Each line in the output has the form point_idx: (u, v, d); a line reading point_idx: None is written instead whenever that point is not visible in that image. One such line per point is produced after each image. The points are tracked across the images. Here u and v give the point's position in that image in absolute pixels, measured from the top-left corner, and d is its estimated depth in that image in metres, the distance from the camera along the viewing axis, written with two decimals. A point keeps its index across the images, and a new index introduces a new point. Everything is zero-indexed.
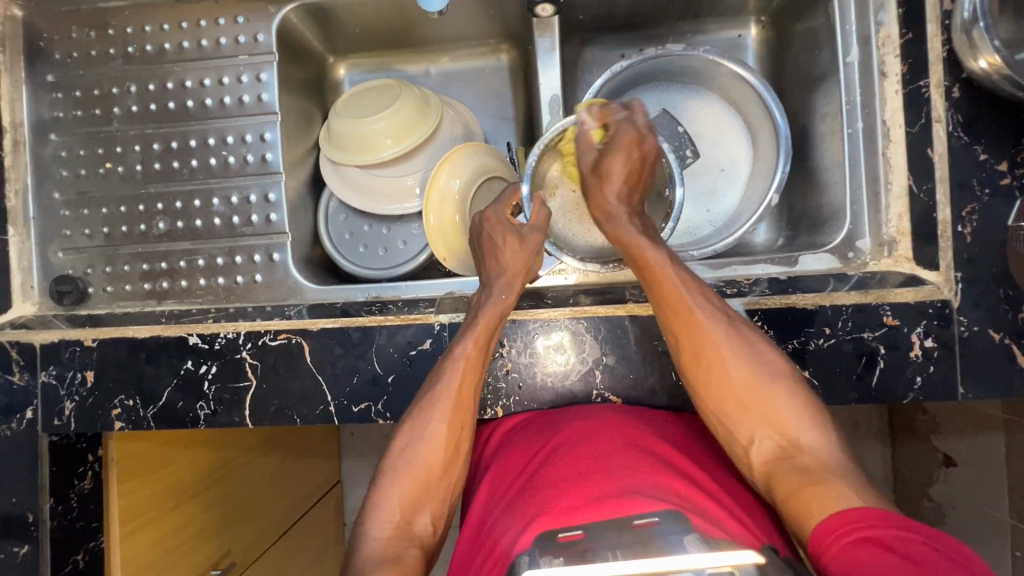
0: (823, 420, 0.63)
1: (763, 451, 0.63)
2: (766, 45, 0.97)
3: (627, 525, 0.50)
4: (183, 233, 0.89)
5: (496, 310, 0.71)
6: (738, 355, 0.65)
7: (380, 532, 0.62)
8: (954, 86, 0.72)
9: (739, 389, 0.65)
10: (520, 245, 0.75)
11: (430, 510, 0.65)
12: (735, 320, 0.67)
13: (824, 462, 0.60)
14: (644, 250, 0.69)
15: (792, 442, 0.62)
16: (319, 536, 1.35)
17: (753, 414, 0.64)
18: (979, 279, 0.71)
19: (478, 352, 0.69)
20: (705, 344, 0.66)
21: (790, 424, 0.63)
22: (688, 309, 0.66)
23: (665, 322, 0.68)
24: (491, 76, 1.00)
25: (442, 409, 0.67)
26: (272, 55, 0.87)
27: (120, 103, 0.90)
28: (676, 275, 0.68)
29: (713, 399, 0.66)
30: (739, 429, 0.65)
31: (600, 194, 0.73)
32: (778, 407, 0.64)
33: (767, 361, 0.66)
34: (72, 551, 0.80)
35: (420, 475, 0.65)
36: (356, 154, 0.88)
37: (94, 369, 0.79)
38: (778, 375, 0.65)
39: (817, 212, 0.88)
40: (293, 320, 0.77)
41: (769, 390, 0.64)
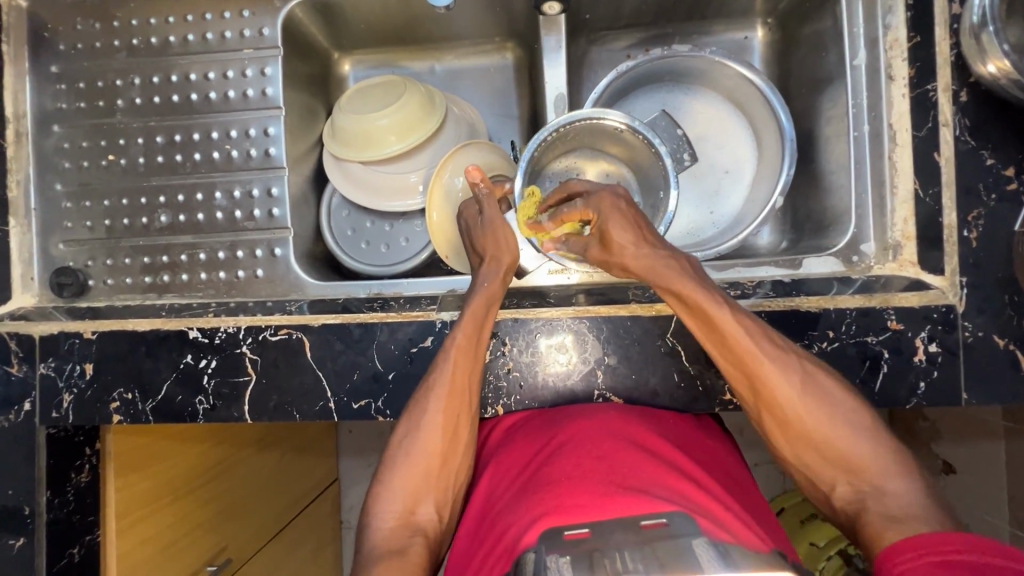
0: (906, 463, 0.59)
1: (844, 497, 0.60)
2: (772, 47, 0.97)
3: (634, 525, 0.50)
4: (186, 226, 0.89)
5: (484, 298, 0.71)
6: (814, 405, 0.61)
7: (385, 523, 0.62)
8: (961, 90, 0.72)
9: (815, 438, 0.61)
10: (494, 234, 0.75)
11: (433, 500, 0.64)
12: (807, 366, 0.63)
13: (907, 508, 0.56)
14: (703, 301, 0.63)
15: (874, 488, 0.58)
16: (315, 534, 1.34)
17: (831, 462, 0.61)
18: (984, 284, 0.71)
19: (470, 342, 0.68)
20: (773, 392, 0.62)
21: (870, 470, 0.59)
22: (754, 360, 0.62)
23: (736, 372, 0.64)
24: (496, 74, 1.00)
25: (437, 398, 0.66)
26: (277, 49, 0.87)
27: (124, 95, 0.89)
28: (743, 326, 0.62)
29: (789, 446, 0.63)
30: (817, 475, 0.62)
31: (624, 261, 0.68)
32: (857, 453, 0.60)
33: (837, 404, 0.62)
34: (68, 545, 0.79)
35: (421, 465, 0.65)
36: (360, 150, 0.88)
37: (93, 362, 0.78)
38: (853, 418, 0.61)
39: (822, 215, 0.87)
40: (294, 315, 0.77)
41: (848, 438, 0.60)
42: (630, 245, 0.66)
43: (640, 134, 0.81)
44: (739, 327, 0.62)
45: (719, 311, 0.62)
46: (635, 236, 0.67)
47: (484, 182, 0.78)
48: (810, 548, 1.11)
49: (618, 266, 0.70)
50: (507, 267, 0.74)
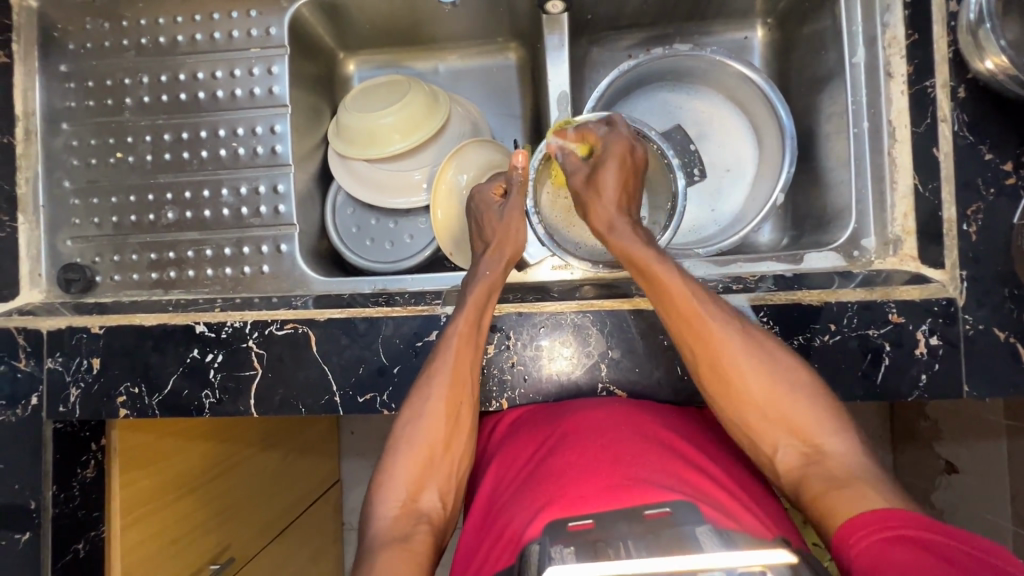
0: (841, 424, 0.62)
1: (787, 460, 0.62)
2: (772, 47, 0.98)
3: (638, 515, 0.50)
4: (192, 223, 0.89)
5: (484, 286, 0.72)
6: (757, 366, 0.64)
7: (388, 511, 0.62)
8: (959, 86, 0.73)
9: (757, 398, 0.64)
10: (502, 220, 0.78)
11: (437, 487, 0.65)
12: (751, 330, 0.66)
13: (845, 465, 0.59)
14: (651, 264, 0.67)
15: (814, 447, 0.61)
16: (317, 534, 1.34)
17: (773, 422, 0.63)
18: (985, 278, 0.71)
19: (471, 329, 0.69)
20: (718, 354, 0.65)
21: (809, 429, 0.62)
22: (699, 320, 0.65)
23: (683, 336, 0.66)
24: (499, 74, 1.01)
25: (438, 387, 0.67)
26: (284, 48, 0.88)
27: (132, 93, 0.90)
28: (689, 289, 0.66)
29: (734, 408, 0.65)
30: (763, 438, 0.64)
31: (597, 210, 0.73)
32: (798, 414, 0.63)
33: (780, 368, 0.64)
34: (72, 541, 0.80)
35: (424, 452, 0.65)
36: (364, 147, 0.89)
37: (100, 357, 0.79)
38: (793, 380, 0.64)
39: (823, 212, 0.88)
40: (300, 310, 0.78)
41: (788, 398, 0.63)
42: (613, 216, 0.72)
43: (658, 148, 0.81)
44: (689, 290, 0.66)
45: (669, 276, 0.66)
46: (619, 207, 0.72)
47: (523, 167, 0.80)
48: (814, 547, 1.11)
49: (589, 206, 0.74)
50: (509, 259, 0.77)
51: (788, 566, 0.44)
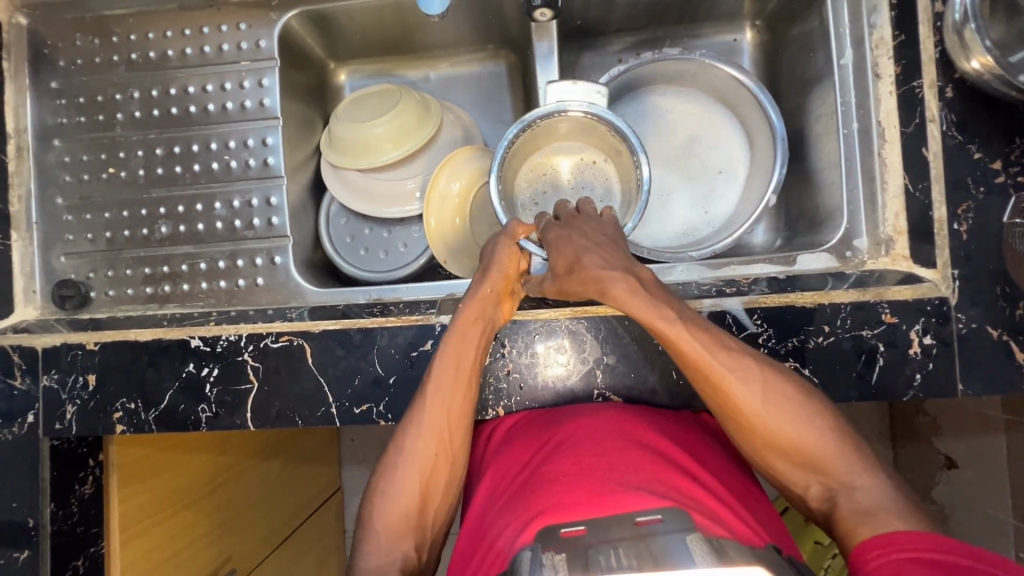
0: (869, 460, 0.60)
1: (817, 496, 0.61)
2: (761, 49, 0.98)
3: (630, 521, 0.50)
4: (186, 237, 0.89)
5: (460, 334, 0.69)
6: (777, 411, 0.61)
7: (370, 565, 0.62)
8: (947, 86, 0.73)
9: (782, 443, 0.61)
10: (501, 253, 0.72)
11: (416, 535, 0.64)
12: (768, 372, 0.63)
13: (878, 499, 0.57)
14: (659, 319, 0.62)
15: (842, 484, 0.60)
16: (317, 545, 1.33)
17: (800, 464, 0.61)
18: (976, 276, 0.71)
19: (461, 379, 0.68)
20: (737, 403, 0.62)
21: (835, 467, 0.60)
22: (713, 369, 0.61)
23: (699, 384, 0.63)
24: (490, 80, 1.01)
25: (414, 444, 0.66)
26: (274, 60, 0.88)
27: (124, 108, 0.90)
28: (698, 339, 0.62)
29: (757, 452, 0.63)
30: (788, 478, 0.62)
31: (586, 277, 0.65)
32: (820, 454, 0.60)
33: (798, 407, 0.61)
34: (71, 557, 0.80)
35: (403, 507, 0.64)
36: (356, 157, 0.89)
37: (96, 373, 0.79)
38: (815, 423, 0.61)
39: (814, 212, 0.89)
40: (295, 322, 0.78)
41: (812, 441, 0.60)
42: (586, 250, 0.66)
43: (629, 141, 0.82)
44: (698, 341, 0.62)
45: (675, 329, 0.61)
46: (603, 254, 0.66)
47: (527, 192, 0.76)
48: (815, 546, 1.11)
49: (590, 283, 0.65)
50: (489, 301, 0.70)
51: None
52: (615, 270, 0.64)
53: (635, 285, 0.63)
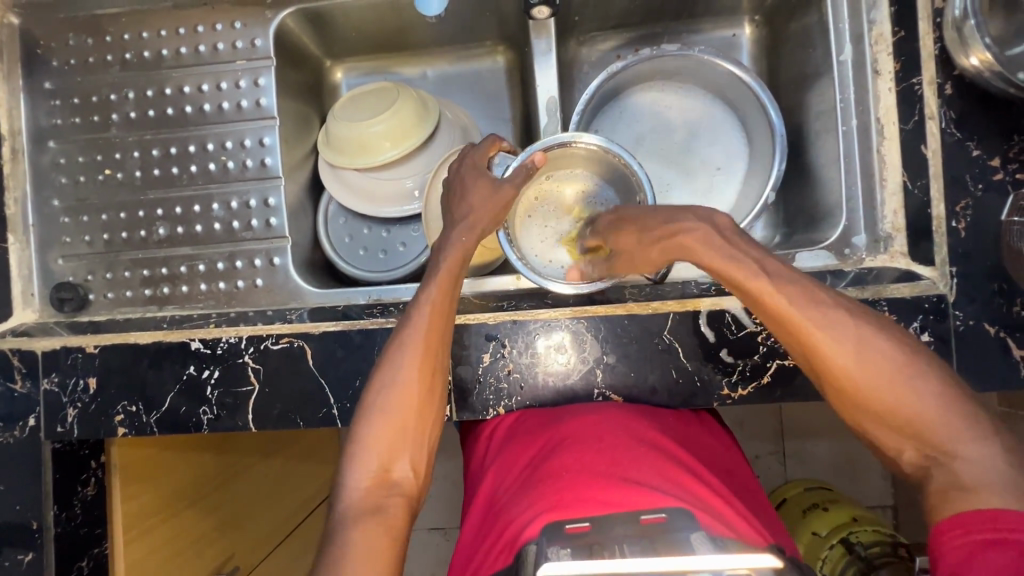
0: (984, 429, 0.54)
1: (913, 461, 0.56)
2: (760, 44, 0.98)
3: (634, 519, 0.50)
4: (184, 238, 0.89)
5: (458, 253, 0.70)
6: (874, 369, 0.56)
7: (360, 482, 0.59)
8: (946, 83, 0.73)
9: (882, 405, 0.56)
10: (492, 192, 0.73)
11: (409, 456, 0.61)
12: (869, 327, 0.58)
13: (982, 475, 0.52)
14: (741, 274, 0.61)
15: (944, 453, 0.54)
16: (317, 541, 1.34)
17: (900, 430, 0.56)
18: (974, 273, 0.72)
19: (450, 288, 0.67)
20: (829, 361, 0.58)
21: (943, 437, 0.54)
22: (802, 325, 0.58)
23: (787, 339, 0.60)
24: (488, 77, 1.01)
25: (411, 355, 0.63)
26: (270, 59, 0.87)
27: (119, 109, 0.89)
28: (783, 293, 0.59)
29: (850, 413, 0.59)
30: (885, 443, 0.58)
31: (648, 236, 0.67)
32: (927, 421, 0.55)
33: (900, 368, 0.56)
34: (76, 558, 0.81)
35: (397, 419, 0.61)
36: (354, 156, 0.89)
37: (96, 376, 0.79)
38: (921, 385, 0.55)
39: (813, 209, 0.89)
40: (295, 323, 0.78)
41: (918, 406, 0.55)
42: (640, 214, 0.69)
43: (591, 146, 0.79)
44: (780, 300, 0.59)
45: (758, 283, 0.60)
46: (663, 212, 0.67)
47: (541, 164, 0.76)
48: (812, 537, 1.12)
49: (651, 241, 0.67)
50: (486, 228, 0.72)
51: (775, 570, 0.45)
52: (696, 220, 0.65)
53: (714, 232, 0.63)
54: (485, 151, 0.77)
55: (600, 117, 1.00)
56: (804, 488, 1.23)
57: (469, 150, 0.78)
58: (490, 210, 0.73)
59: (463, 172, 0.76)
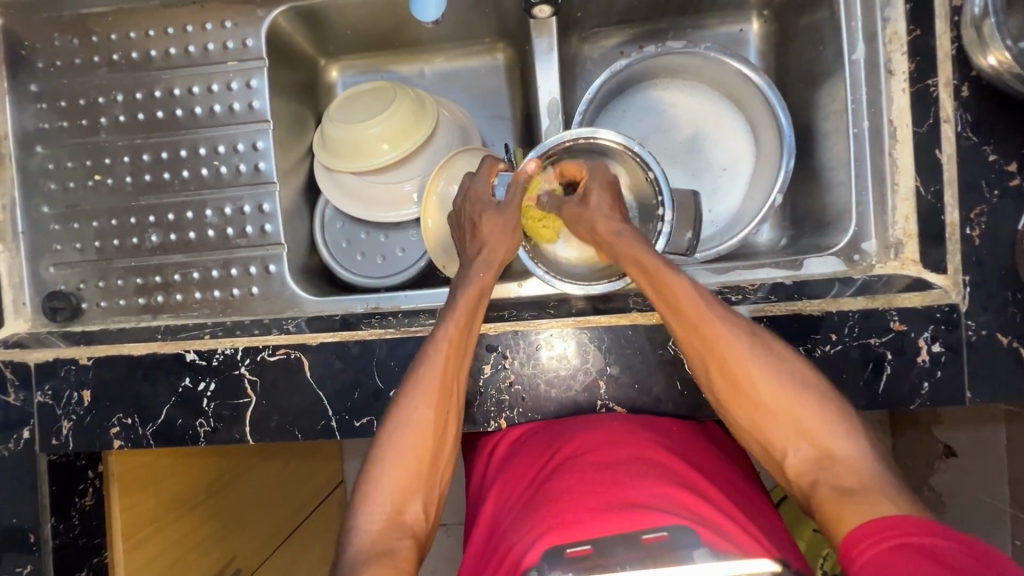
0: (852, 428, 0.59)
1: (797, 461, 0.59)
2: (768, 40, 0.95)
3: (636, 540, 0.49)
4: (177, 245, 0.87)
5: (475, 289, 0.69)
6: (765, 366, 0.61)
7: (371, 524, 0.59)
8: (963, 84, 0.70)
9: (768, 400, 0.60)
10: (504, 224, 0.73)
11: (421, 499, 0.61)
12: (758, 331, 0.63)
13: (856, 469, 0.56)
14: (655, 271, 0.64)
15: (822, 449, 0.58)
16: (318, 541, 1.34)
17: (786, 426, 0.59)
18: (987, 282, 0.70)
19: (466, 326, 0.67)
20: (728, 357, 0.61)
21: (819, 433, 0.58)
22: (706, 322, 0.62)
23: (687, 336, 0.63)
24: (488, 75, 0.98)
25: (427, 395, 0.63)
26: (262, 60, 0.85)
27: (107, 112, 0.87)
28: (691, 290, 0.63)
29: (741, 409, 0.62)
30: (772, 441, 0.60)
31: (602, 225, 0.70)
32: (806, 416, 0.59)
33: (787, 369, 0.61)
34: (75, 569, 0.80)
35: (412, 461, 0.62)
36: (350, 160, 0.86)
37: (90, 389, 0.77)
38: (801, 384, 0.61)
39: (821, 212, 0.86)
40: (293, 334, 0.76)
41: (800, 404, 0.59)
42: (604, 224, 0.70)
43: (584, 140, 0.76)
44: (685, 295, 0.63)
45: (674, 279, 0.63)
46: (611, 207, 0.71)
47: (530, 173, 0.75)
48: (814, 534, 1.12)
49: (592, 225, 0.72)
50: (502, 261, 0.72)
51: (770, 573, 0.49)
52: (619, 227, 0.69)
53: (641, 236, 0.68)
54: (485, 179, 0.75)
55: (603, 116, 0.97)
56: None
57: (468, 181, 0.76)
58: (505, 243, 0.72)
59: (467, 204, 0.74)
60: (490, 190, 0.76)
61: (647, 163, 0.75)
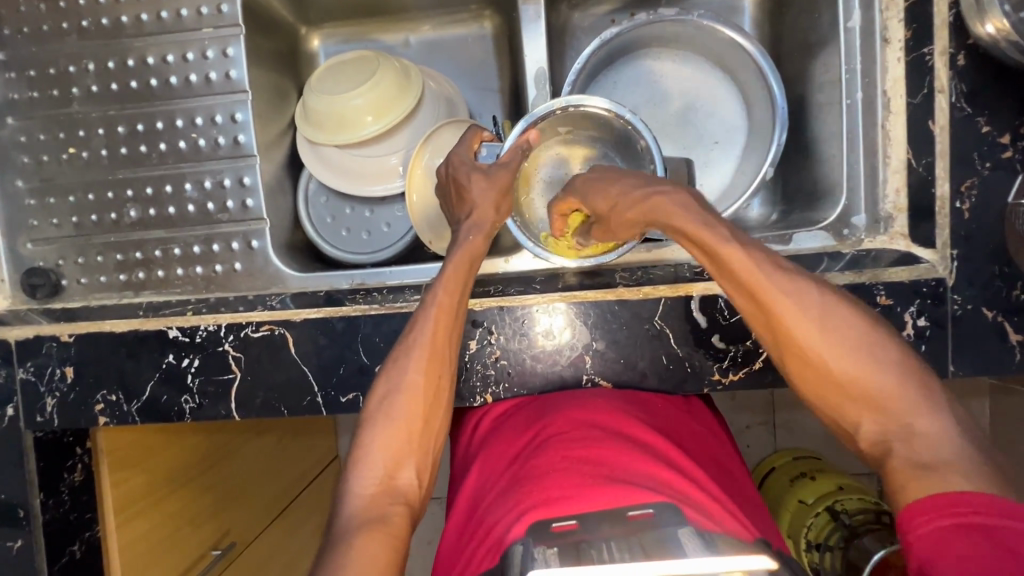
0: (937, 402, 0.52)
1: (869, 436, 0.53)
2: (763, 7, 0.92)
3: (620, 516, 0.49)
4: (157, 221, 0.85)
5: (467, 253, 0.66)
6: (836, 336, 0.54)
7: (364, 489, 0.57)
8: (959, 53, 0.69)
9: (840, 372, 0.54)
10: (493, 187, 0.69)
11: (415, 464, 0.59)
12: (828, 295, 0.56)
13: (938, 450, 0.50)
14: (708, 238, 0.58)
15: (904, 427, 0.52)
16: (312, 514, 1.35)
17: (862, 400, 0.53)
18: (975, 257, 0.69)
19: (458, 292, 0.64)
20: (794, 326, 0.55)
21: (900, 409, 0.52)
22: (767, 290, 0.56)
23: (747, 306, 0.58)
24: (474, 44, 0.95)
25: (418, 360, 0.62)
26: (239, 27, 0.82)
27: (79, 82, 0.84)
28: (750, 257, 0.57)
29: (810, 382, 0.56)
30: (845, 417, 0.54)
31: (616, 216, 0.64)
32: (885, 390, 0.53)
33: (863, 337, 0.54)
34: (68, 542, 0.81)
35: (404, 427, 0.60)
36: (333, 132, 0.84)
37: (73, 366, 0.77)
38: (880, 352, 0.54)
39: (812, 185, 0.85)
40: (277, 310, 0.75)
41: (878, 375, 0.53)
42: (619, 193, 0.63)
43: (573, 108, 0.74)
44: (742, 263, 0.57)
45: (727, 248, 0.57)
46: (632, 182, 0.63)
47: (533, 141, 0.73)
48: (799, 505, 1.15)
49: (616, 220, 0.65)
50: (495, 225, 0.69)
51: (768, 571, 0.44)
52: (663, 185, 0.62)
53: (689, 199, 0.61)
54: (468, 146, 0.73)
55: (593, 87, 0.95)
56: (791, 457, 1.23)
57: (453, 148, 0.74)
58: (495, 204, 0.69)
59: (451, 169, 0.71)
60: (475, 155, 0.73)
61: (638, 130, 0.73)
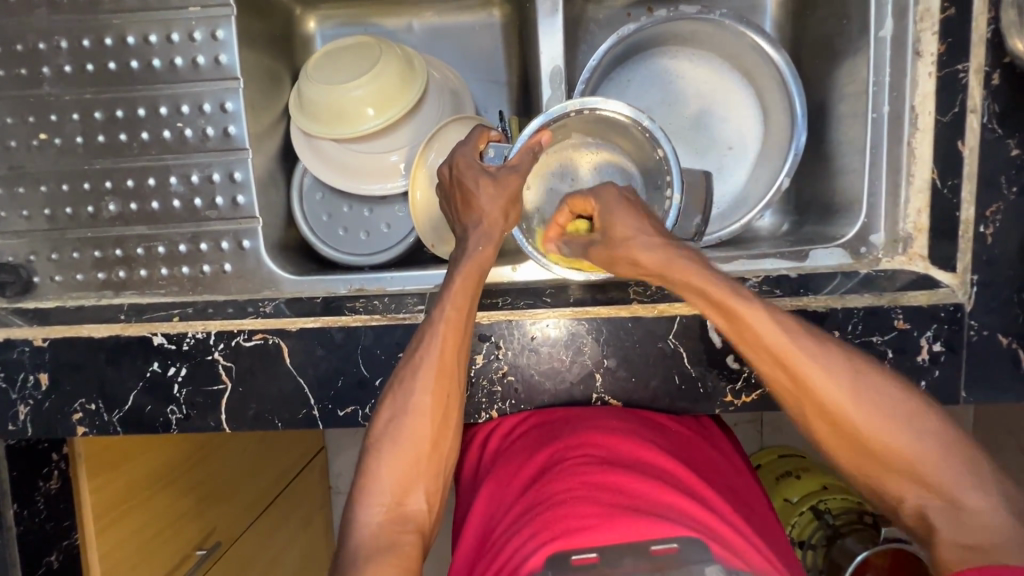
0: (980, 472, 0.53)
1: (913, 506, 0.54)
2: (786, 8, 0.88)
3: (644, 550, 0.48)
4: (139, 216, 0.79)
5: (475, 264, 0.63)
6: (870, 409, 0.54)
7: (371, 517, 0.55)
8: (994, 72, 0.66)
9: (877, 445, 0.54)
10: (502, 190, 0.65)
11: (423, 489, 0.56)
12: (858, 363, 0.56)
13: (989, 530, 0.51)
14: (735, 307, 0.57)
15: (952, 504, 0.53)
16: (303, 506, 1.31)
17: (904, 473, 0.54)
18: (995, 282, 0.68)
19: (466, 309, 0.61)
20: (827, 400, 0.55)
21: (945, 483, 0.53)
22: (801, 364, 0.56)
23: (776, 376, 0.58)
24: (482, 34, 0.90)
25: (424, 381, 0.58)
26: (229, 7, 0.75)
27: (50, 61, 0.76)
28: (778, 327, 0.56)
29: (841, 451, 0.56)
30: (886, 487, 0.55)
31: (632, 254, 0.60)
32: (926, 462, 0.53)
33: (892, 402, 0.55)
34: (44, 553, 0.76)
35: (409, 452, 0.57)
36: (331, 126, 0.78)
37: (48, 372, 0.72)
38: (919, 423, 0.54)
39: (829, 198, 0.83)
40: (270, 318, 0.71)
41: (918, 446, 0.54)
42: (632, 233, 0.60)
43: (591, 109, 0.70)
44: (770, 337, 0.56)
45: (755, 317, 0.57)
46: (636, 220, 0.61)
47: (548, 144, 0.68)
48: (784, 504, 1.12)
49: (623, 260, 0.62)
50: (503, 232, 0.65)
51: None
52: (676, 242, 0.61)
53: (702, 258, 0.60)
54: (474, 146, 0.68)
55: (606, 84, 0.90)
56: (777, 455, 1.22)
57: (456, 146, 0.68)
58: (503, 212, 0.65)
59: (456, 170, 0.66)
60: (480, 156, 0.68)
61: (657, 140, 0.70)
